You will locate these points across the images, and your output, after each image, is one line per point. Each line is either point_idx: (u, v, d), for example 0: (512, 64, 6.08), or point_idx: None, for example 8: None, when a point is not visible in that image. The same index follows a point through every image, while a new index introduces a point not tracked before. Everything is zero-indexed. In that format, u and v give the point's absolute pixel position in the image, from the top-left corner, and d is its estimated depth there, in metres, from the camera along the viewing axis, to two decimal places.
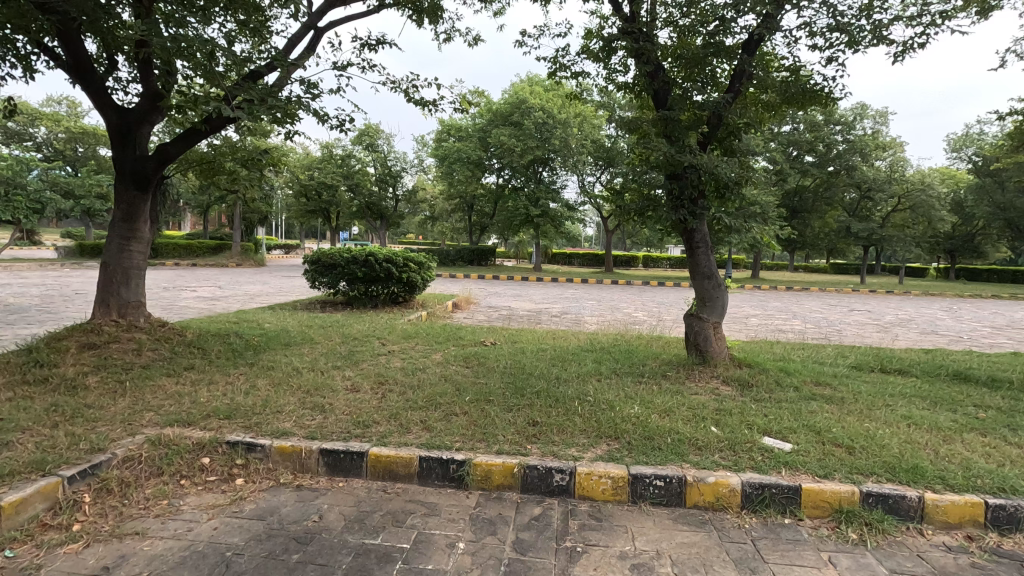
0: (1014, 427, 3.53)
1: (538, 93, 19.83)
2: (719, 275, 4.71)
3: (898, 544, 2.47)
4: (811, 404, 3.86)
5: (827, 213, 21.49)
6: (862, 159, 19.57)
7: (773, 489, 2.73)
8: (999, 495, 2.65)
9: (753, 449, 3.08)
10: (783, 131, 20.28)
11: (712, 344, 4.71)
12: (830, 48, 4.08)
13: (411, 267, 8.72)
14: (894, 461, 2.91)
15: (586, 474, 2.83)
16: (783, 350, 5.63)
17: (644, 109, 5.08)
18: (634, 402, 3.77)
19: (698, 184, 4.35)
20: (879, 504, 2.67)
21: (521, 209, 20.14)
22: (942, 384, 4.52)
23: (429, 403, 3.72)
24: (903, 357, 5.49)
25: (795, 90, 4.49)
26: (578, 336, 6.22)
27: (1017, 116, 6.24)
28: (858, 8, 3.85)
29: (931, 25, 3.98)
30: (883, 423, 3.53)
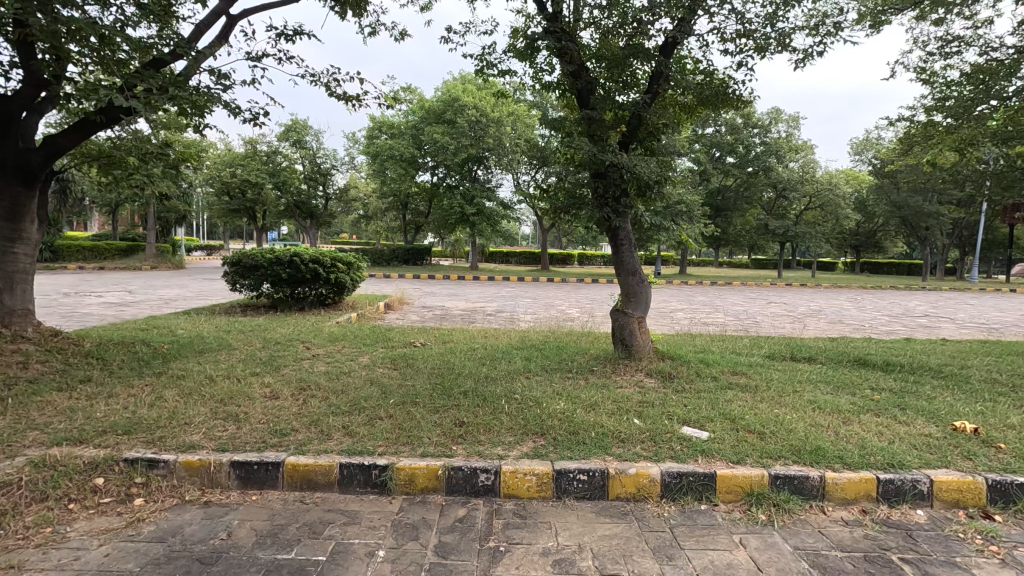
0: (903, 406, 3.86)
1: (471, 91, 19.81)
2: (642, 271, 4.87)
3: (802, 522, 2.62)
4: (727, 393, 4.05)
5: (747, 212, 22.75)
6: (777, 160, 20.82)
7: (690, 477, 2.82)
8: (891, 470, 2.87)
9: (672, 439, 3.18)
10: (706, 133, 21.25)
11: (637, 339, 4.84)
12: (740, 53, 4.28)
13: (339, 267, 8.44)
14: (799, 445, 3.10)
15: (511, 473, 2.83)
16: (704, 343, 5.88)
17: (570, 109, 5.14)
18: (560, 398, 3.81)
19: (620, 183, 4.46)
20: (786, 485, 2.82)
21: (456, 208, 19.96)
22: (844, 370, 4.87)
23: (353, 407, 3.59)
24: (811, 346, 5.88)
25: (709, 92, 4.70)
26: (509, 334, 6.25)
27: (906, 123, 6.85)
28: (764, 17, 4.05)
29: (827, 35, 4.26)
30: (791, 408, 3.76)
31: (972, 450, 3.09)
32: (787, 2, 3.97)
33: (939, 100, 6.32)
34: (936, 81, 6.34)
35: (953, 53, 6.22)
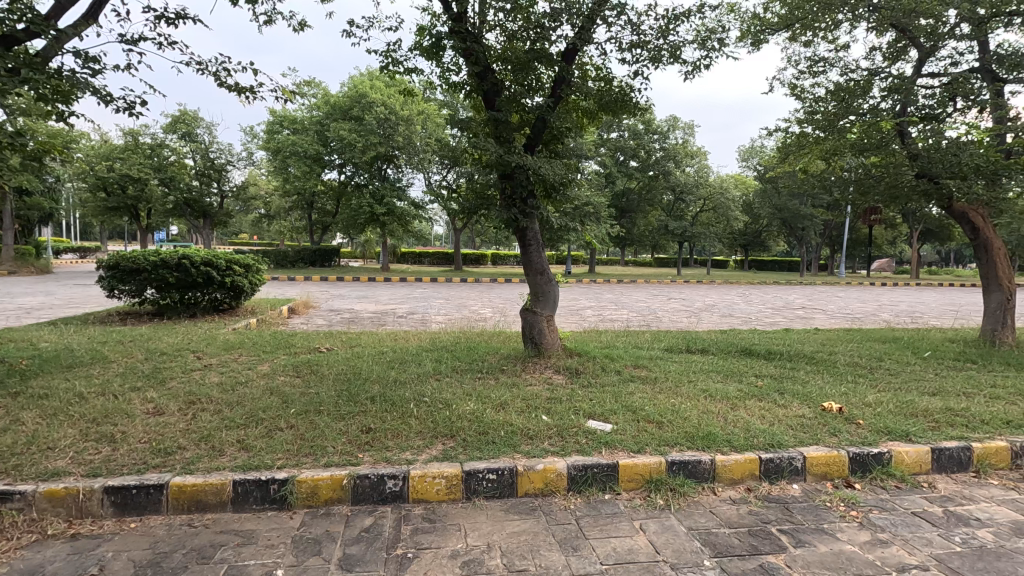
0: (781, 391, 4.26)
1: (379, 89, 19.41)
2: (549, 271, 4.97)
3: (695, 503, 2.81)
4: (629, 386, 4.26)
5: (649, 213, 24.00)
6: (675, 165, 22.12)
7: (595, 469, 2.93)
8: (771, 450, 3.15)
9: (578, 433, 3.28)
10: (611, 137, 22.08)
11: (546, 336, 4.96)
12: (637, 62, 4.49)
13: (235, 271, 7.86)
14: (692, 431, 3.32)
15: (419, 477, 2.79)
16: (609, 338, 6.13)
17: (477, 111, 5.16)
18: (470, 398, 3.81)
19: (527, 185, 4.55)
20: (681, 470, 3.01)
21: (365, 207, 19.33)
22: (733, 360, 5.29)
23: (249, 420, 3.37)
24: (705, 338, 6.32)
25: (608, 98, 4.90)
26: (419, 336, 6.16)
27: (782, 135, 7.55)
28: (657, 29, 4.29)
29: (713, 50, 4.59)
30: (686, 397, 4.02)
31: (837, 427, 3.46)
32: (677, 17, 4.23)
33: (808, 115, 7.03)
34: (806, 97, 7.06)
35: (820, 72, 6.94)
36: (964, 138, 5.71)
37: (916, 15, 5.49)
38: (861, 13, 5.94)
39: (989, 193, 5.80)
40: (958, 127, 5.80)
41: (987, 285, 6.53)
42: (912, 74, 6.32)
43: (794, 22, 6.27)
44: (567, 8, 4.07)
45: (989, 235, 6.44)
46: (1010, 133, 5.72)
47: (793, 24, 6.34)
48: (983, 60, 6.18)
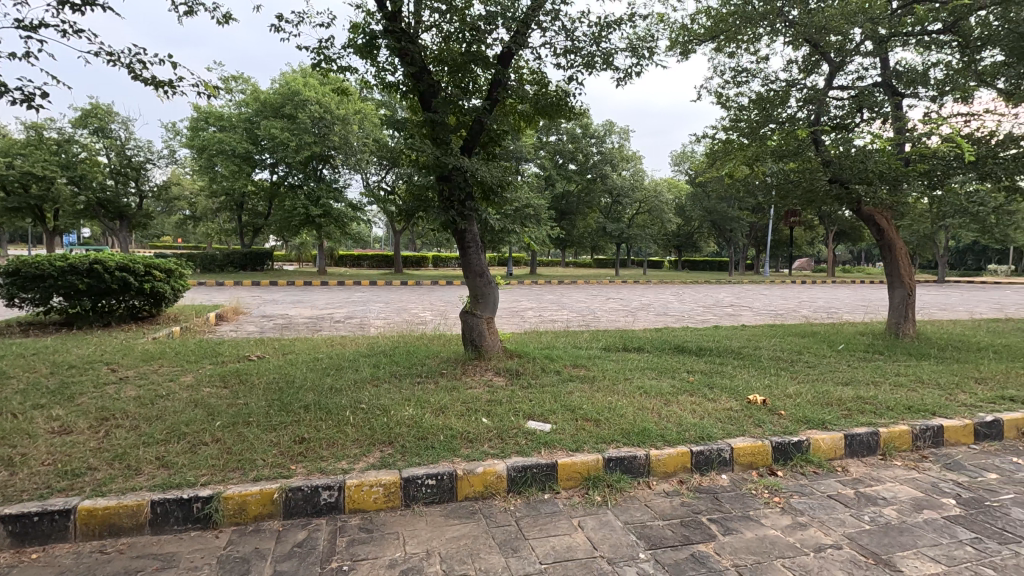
0: (711, 385, 4.46)
1: (313, 86, 18.84)
2: (489, 273, 4.98)
3: (631, 498, 2.89)
4: (569, 385, 4.33)
5: (588, 215, 24.52)
6: (612, 168, 22.70)
7: (534, 469, 2.95)
8: (701, 442, 3.29)
9: (518, 434, 3.31)
10: (550, 141, 22.37)
11: (486, 338, 4.96)
12: (571, 68, 4.58)
13: (155, 276, 7.37)
14: (628, 427, 3.41)
15: (356, 486, 2.71)
16: (549, 339, 6.22)
17: (414, 111, 5.10)
18: (409, 404, 3.74)
19: (465, 187, 4.54)
20: (618, 466, 3.08)
21: (299, 209, 18.63)
22: (667, 357, 5.48)
23: (171, 435, 3.16)
24: (641, 337, 6.53)
25: (544, 102, 4.97)
26: (357, 341, 6.01)
27: (709, 141, 7.91)
28: (590, 36, 4.39)
29: (643, 58, 4.74)
30: (622, 394, 4.13)
31: (761, 418, 3.66)
32: (609, 25, 4.35)
33: (733, 122, 7.40)
34: (731, 105, 7.43)
35: (743, 82, 7.33)
36: (870, 147, 6.18)
37: (827, 32, 5.90)
38: (778, 28, 6.32)
39: (892, 198, 6.32)
40: (864, 137, 6.28)
41: (892, 283, 7.10)
42: (824, 87, 6.79)
43: (719, 33, 6.60)
44: (502, 12, 4.10)
45: (892, 236, 7.00)
46: (908, 144, 6.25)
47: (717, 35, 6.66)
48: (885, 76, 6.73)
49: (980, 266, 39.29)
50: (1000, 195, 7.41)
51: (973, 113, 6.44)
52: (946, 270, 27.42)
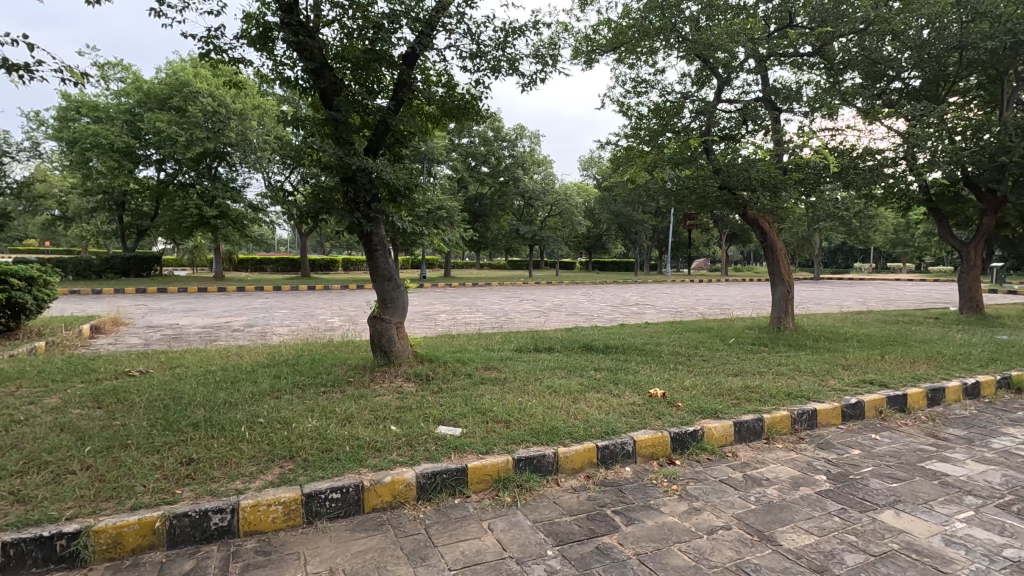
0: (616, 381, 4.66)
1: (205, 77, 17.52)
2: (398, 276, 4.89)
3: (539, 496, 2.94)
4: (480, 388, 4.34)
5: (502, 218, 24.75)
6: (523, 172, 23.04)
7: (444, 474, 2.92)
8: (606, 437, 3.41)
9: (428, 440, 3.25)
10: (462, 143, 22.43)
11: (396, 344, 4.86)
12: (477, 72, 4.60)
13: (12, 285, 6.48)
14: (537, 427, 3.47)
15: (251, 507, 2.54)
16: (461, 342, 6.20)
17: (316, 109, 4.88)
18: (312, 414, 3.57)
19: (370, 188, 4.41)
20: (527, 466, 3.13)
21: (191, 209, 17.23)
22: (576, 356, 5.65)
23: (28, 465, 2.79)
24: (552, 337, 6.68)
25: (451, 105, 4.95)
26: (256, 351, 5.64)
27: (613, 148, 8.27)
28: (496, 41, 4.43)
29: (548, 65, 4.86)
30: (532, 394, 4.20)
31: (661, 411, 3.87)
32: (514, 31, 4.41)
33: (633, 131, 7.78)
34: (632, 114, 7.80)
35: (642, 92, 7.73)
36: (753, 156, 6.76)
37: (715, 49, 6.35)
38: (672, 43, 6.73)
39: (772, 204, 6.94)
40: (749, 147, 6.86)
41: (774, 281, 7.78)
42: (714, 100, 7.31)
43: (619, 44, 6.92)
44: (407, 11, 4.03)
45: (773, 238, 7.73)
46: (786, 154, 6.90)
47: (618, 47, 6.98)
48: (765, 92, 7.36)
49: (848, 264, 44.21)
50: (859, 202, 8.39)
51: (838, 128, 7.23)
52: (821, 269, 30.50)
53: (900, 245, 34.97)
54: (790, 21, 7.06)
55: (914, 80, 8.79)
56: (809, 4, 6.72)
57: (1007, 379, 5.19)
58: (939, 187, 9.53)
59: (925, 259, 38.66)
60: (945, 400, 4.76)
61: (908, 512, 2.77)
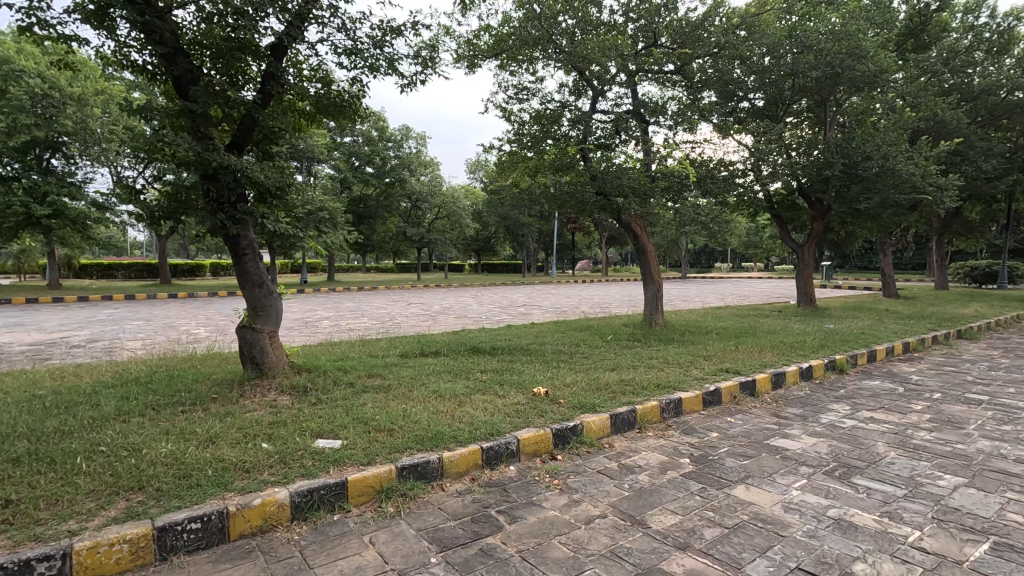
0: (501, 382, 4.73)
1: (32, 55, 15.16)
2: (270, 282, 4.58)
3: (424, 504, 2.90)
4: (362, 396, 4.19)
5: (388, 220, 24.13)
6: (410, 173, 22.62)
7: (321, 491, 2.77)
8: (491, 439, 3.44)
9: (303, 455, 3.07)
10: (344, 142, 21.44)
11: (270, 354, 4.54)
12: (354, 69, 4.44)
13: None
14: (422, 433, 3.42)
15: (89, 550, 2.22)
16: (343, 349, 5.93)
17: (170, 99, 4.41)
18: (168, 438, 3.21)
19: (235, 187, 4.08)
20: (411, 474, 3.07)
21: (16, 207, 14.69)
22: (463, 358, 5.66)
23: None
24: (439, 340, 6.63)
25: (326, 102, 4.72)
26: (99, 369, 4.95)
27: (497, 153, 8.39)
28: (373, 39, 4.30)
29: (428, 66, 4.81)
30: (417, 400, 4.14)
31: (544, 408, 4.00)
32: (392, 30, 4.31)
33: (516, 136, 7.94)
34: (514, 119, 7.98)
35: (525, 99, 7.94)
36: (625, 164, 7.22)
37: (589, 61, 6.69)
38: (550, 54, 6.99)
39: (643, 210, 7.47)
40: (621, 156, 7.31)
41: (646, 281, 8.37)
42: (590, 110, 7.71)
43: (501, 51, 7.02)
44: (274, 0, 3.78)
45: (645, 242, 8.34)
46: (653, 164, 7.47)
47: (499, 53, 7.06)
48: (635, 105, 7.93)
49: (711, 264, 48.93)
50: (717, 208, 9.29)
51: (697, 142, 7.96)
52: (688, 269, 33.48)
53: (751, 247, 39.43)
54: (654, 41, 7.63)
55: (758, 100, 9.93)
56: (671, 25, 7.38)
57: (833, 362, 6.05)
58: (779, 196, 10.85)
59: (771, 259, 43.90)
60: (785, 383, 5.43)
61: (757, 485, 3.12)
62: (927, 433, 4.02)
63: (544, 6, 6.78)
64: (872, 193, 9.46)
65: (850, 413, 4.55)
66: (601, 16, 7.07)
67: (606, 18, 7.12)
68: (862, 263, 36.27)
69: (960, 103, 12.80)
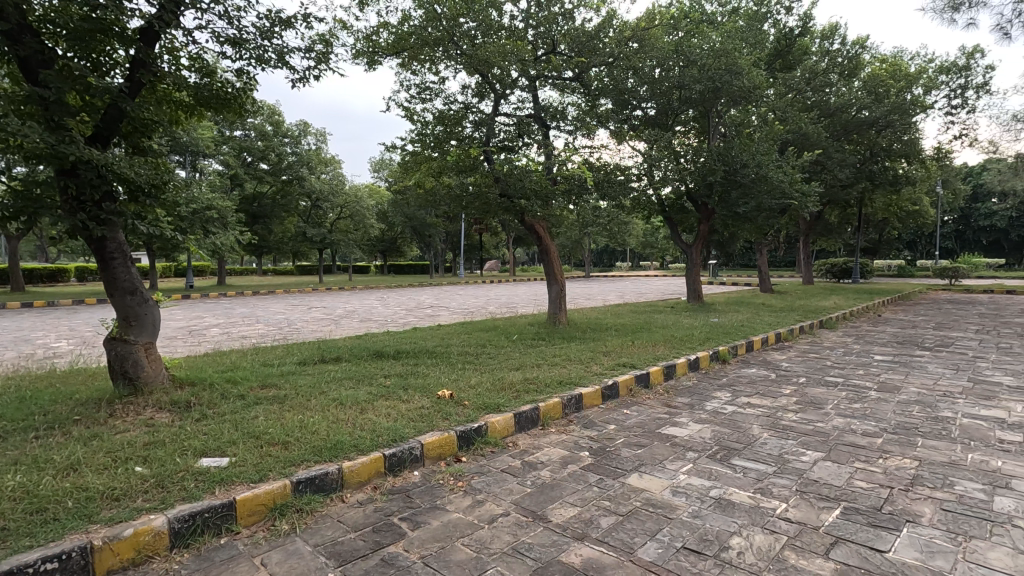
0: (406, 386, 4.65)
1: None
2: (144, 289, 4.18)
3: (322, 517, 2.78)
4: (255, 409, 3.94)
5: (286, 219, 22.84)
6: (309, 171, 21.54)
7: (205, 514, 2.57)
8: (393, 445, 3.38)
9: (185, 477, 2.83)
10: (234, 136, 19.94)
11: (145, 369, 4.13)
12: (239, 60, 4.16)
13: None
14: (319, 444, 3.28)
15: None
16: (234, 359, 5.53)
17: (15, 82, 3.86)
18: (16, 470, 2.81)
19: (99, 185, 3.67)
20: (308, 487, 2.93)
21: None
22: (367, 364, 5.50)
23: None
24: (341, 345, 6.39)
25: (207, 94, 4.37)
26: None
27: (401, 153, 8.23)
28: (259, 29, 4.06)
29: (321, 61, 4.61)
30: (315, 409, 3.96)
31: (448, 411, 3.99)
32: (281, 21, 4.09)
33: (420, 136, 7.82)
34: (416, 119, 7.86)
35: (427, 99, 7.86)
36: (527, 167, 7.37)
37: (489, 65, 6.76)
38: (452, 55, 6.98)
39: (545, 211, 7.71)
40: (523, 159, 7.44)
41: (549, 281, 8.60)
42: (492, 113, 7.78)
43: (402, 49, 6.88)
44: None
45: (548, 243, 8.59)
46: (554, 167, 7.70)
47: (400, 51, 6.92)
48: (536, 109, 8.13)
49: (611, 263, 51.29)
50: (615, 211, 9.75)
51: (595, 147, 8.31)
52: (591, 268, 34.83)
53: (648, 247, 41.86)
54: (554, 48, 7.85)
55: (650, 109, 10.54)
56: (568, 33, 7.62)
57: (716, 353, 6.58)
58: (670, 200, 11.59)
59: (666, 258, 46.90)
60: (676, 374, 5.82)
61: (648, 472, 3.32)
62: (793, 414, 4.50)
63: (445, 7, 6.77)
64: (750, 198, 10.38)
65: (730, 400, 4.98)
66: (501, 20, 7.17)
67: (507, 22, 7.23)
68: (744, 262, 39.74)
69: (819, 119, 14.43)
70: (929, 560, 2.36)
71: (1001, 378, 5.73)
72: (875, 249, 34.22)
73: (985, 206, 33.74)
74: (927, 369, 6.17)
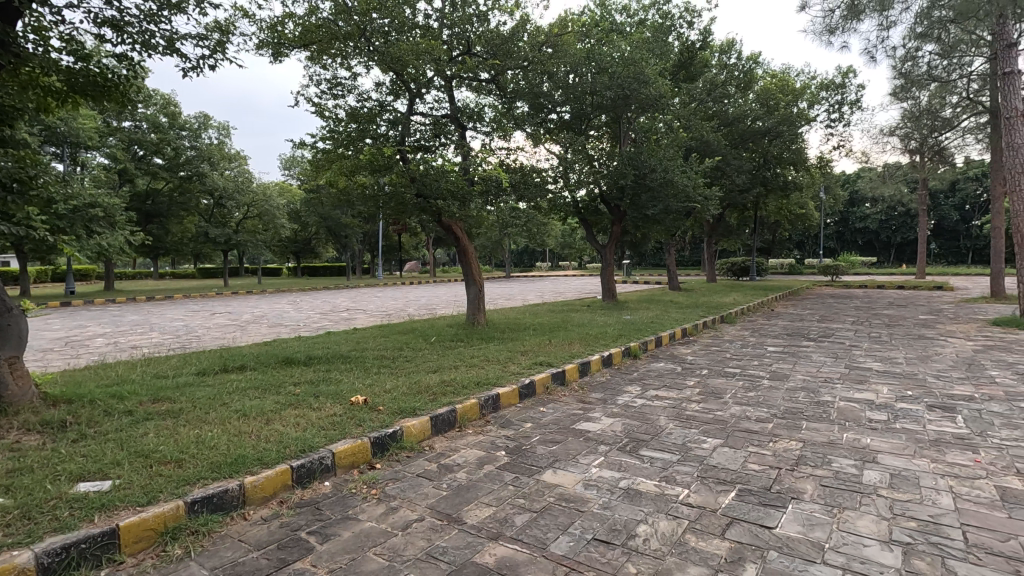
0: (316, 394, 4.45)
1: None
2: (7, 297, 3.72)
3: (220, 538, 2.60)
4: (146, 425, 3.62)
5: (185, 219, 21.20)
6: (210, 168, 20.10)
7: (81, 544, 2.32)
8: (301, 456, 3.23)
9: (58, 506, 2.54)
10: (121, 127, 18.27)
11: (9, 387, 3.67)
12: (121, 45, 3.81)
13: None
14: (218, 460, 3.07)
15: None
16: (122, 372, 5.05)
17: None
18: None
19: None
20: (205, 507, 2.73)
21: None
22: (275, 371, 5.22)
23: None
24: (247, 353, 6.03)
25: (83, 81, 3.96)
26: None
27: (311, 150, 7.94)
28: (143, 13, 3.73)
29: (218, 50, 4.32)
30: (214, 423, 3.70)
31: (362, 418, 3.87)
32: (169, 5, 3.79)
33: (331, 134, 7.60)
34: (327, 115, 7.56)
35: (338, 95, 7.59)
36: (443, 167, 7.32)
37: (403, 63, 6.67)
38: (365, 50, 6.81)
39: (462, 212, 7.68)
40: (439, 160, 7.37)
41: (468, 281, 8.60)
42: (407, 112, 7.67)
43: (310, 42, 6.61)
44: None
45: (465, 243, 8.60)
46: (471, 168, 7.70)
47: (309, 45, 6.64)
48: (452, 109, 8.09)
49: (532, 264, 52.12)
50: (531, 212, 9.92)
51: (511, 148, 8.40)
52: (512, 269, 35.23)
53: (567, 248, 42.95)
54: (469, 48, 7.85)
55: (565, 113, 10.81)
56: (483, 36, 7.63)
57: (627, 350, 6.87)
58: (584, 202, 11.96)
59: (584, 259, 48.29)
60: (589, 371, 6.01)
61: (562, 468, 3.40)
62: (696, 404, 4.80)
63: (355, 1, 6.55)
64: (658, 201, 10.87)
65: (640, 393, 5.22)
66: (415, 18, 7.06)
67: (421, 21, 7.14)
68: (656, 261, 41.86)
69: (719, 127, 15.48)
70: (810, 532, 2.59)
71: (871, 364, 6.42)
72: (770, 249, 37.20)
73: (860, 210, 37.65)
74: (812, 358, 6.79)
